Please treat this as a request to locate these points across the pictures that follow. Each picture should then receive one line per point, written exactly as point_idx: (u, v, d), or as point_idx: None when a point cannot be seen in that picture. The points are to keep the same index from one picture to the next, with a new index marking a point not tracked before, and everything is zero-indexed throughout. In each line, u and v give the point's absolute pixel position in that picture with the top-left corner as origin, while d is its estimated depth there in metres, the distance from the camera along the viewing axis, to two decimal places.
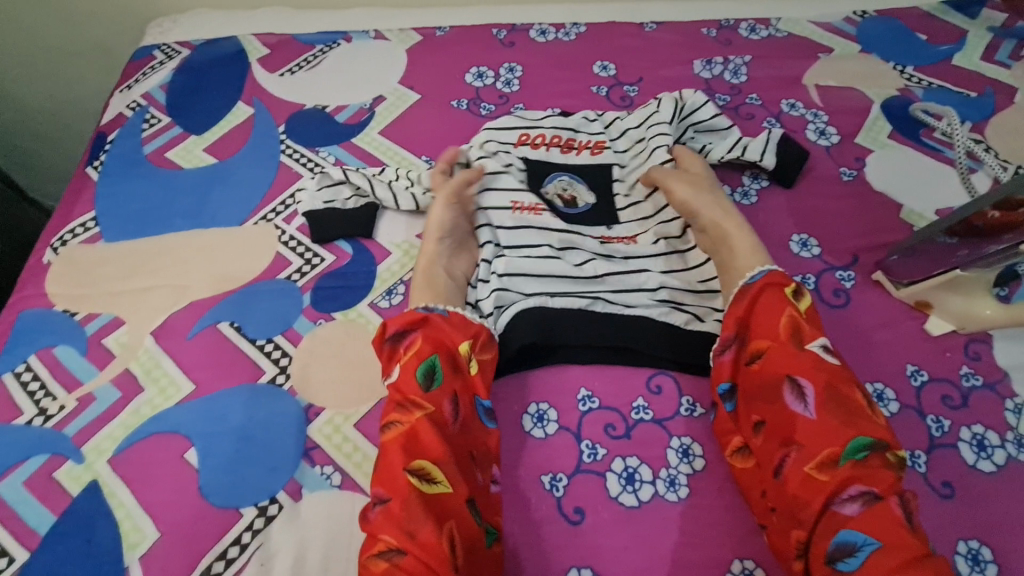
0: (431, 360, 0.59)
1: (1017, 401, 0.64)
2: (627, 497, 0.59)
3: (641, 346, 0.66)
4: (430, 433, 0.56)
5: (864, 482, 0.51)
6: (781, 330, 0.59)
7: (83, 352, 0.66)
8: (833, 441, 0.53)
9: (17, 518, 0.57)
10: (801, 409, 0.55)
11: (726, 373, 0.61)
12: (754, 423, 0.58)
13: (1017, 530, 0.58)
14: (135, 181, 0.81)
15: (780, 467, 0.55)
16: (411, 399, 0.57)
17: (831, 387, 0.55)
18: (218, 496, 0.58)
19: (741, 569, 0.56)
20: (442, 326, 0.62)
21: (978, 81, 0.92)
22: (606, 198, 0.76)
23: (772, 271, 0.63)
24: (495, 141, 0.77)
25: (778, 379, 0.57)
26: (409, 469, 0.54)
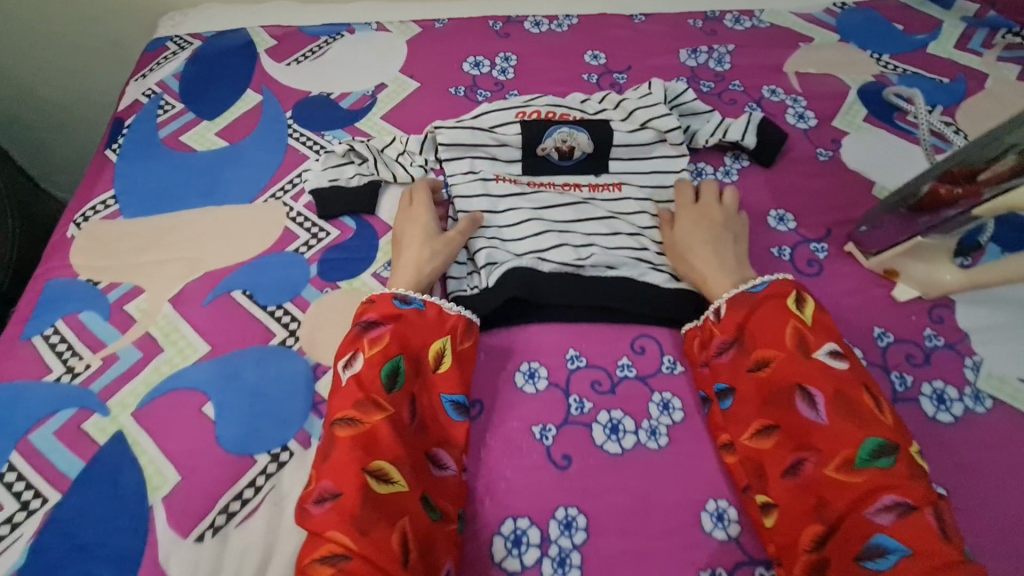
0: (396, 361, 0.60)
1: (976, 359, 0.69)
2: (611, 445, 0.63)
3: (625, 304, 0.71)
4: (390, 435, 0.56)
5: (897, 491, 0.50)
6: (787, 339, 0.59)
7: (106, 318, 0.71)
8: (849, 445, 0.53)
9: (49, 464, 0.62)
10: (813, 416, 0.56)
11: (725, 373, 0.62)
12: (765, 427, 0.58)
13: (972, 474, 0.62)
14: (151, 162, 0.86)
15: (795, 472, 0.55)
16: (373, 399, 0.57)
17: (841, 393, 0.56)
18: (233, 444, 0.63)
19: (716, 508, 0.60)
20: (415, 320, 0.63)
21: (951, 68, 0.97)
22: (602, 151, 0.81)
23: (776, 281, 0.64)
24: (492, 113, 0.82)
25: (789, 386, 0.57)
26: (368, 469, 0.53)
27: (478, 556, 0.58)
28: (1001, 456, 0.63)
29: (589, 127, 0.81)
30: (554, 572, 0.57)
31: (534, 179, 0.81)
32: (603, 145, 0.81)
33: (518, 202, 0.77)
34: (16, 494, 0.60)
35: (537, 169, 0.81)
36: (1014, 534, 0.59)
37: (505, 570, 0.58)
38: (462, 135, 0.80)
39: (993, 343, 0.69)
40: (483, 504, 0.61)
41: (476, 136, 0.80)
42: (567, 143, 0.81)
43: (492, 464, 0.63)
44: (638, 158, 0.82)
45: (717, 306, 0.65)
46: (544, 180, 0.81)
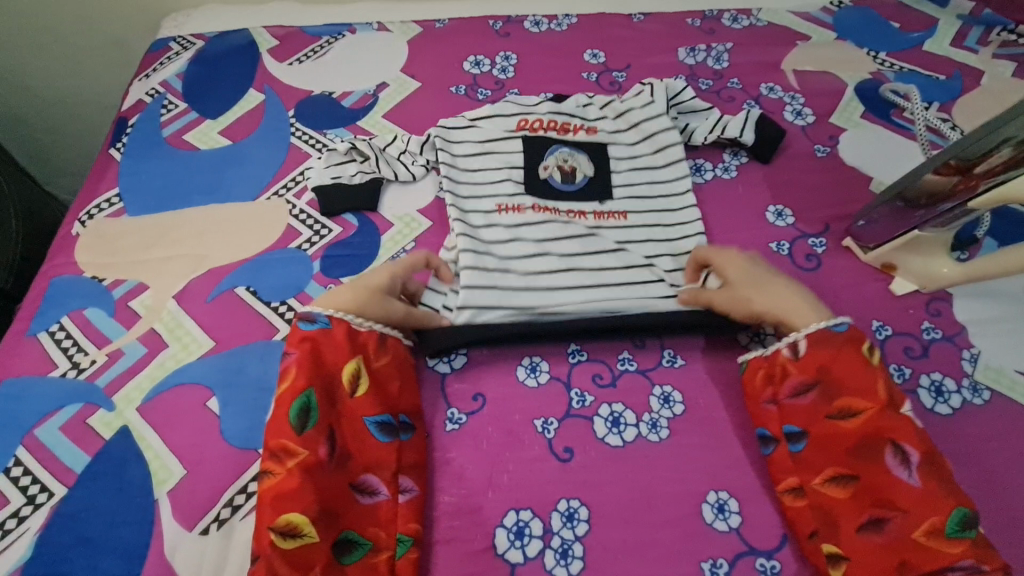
0: (306, 397, 0.58)
1: (973, 351, 0.69)
2: (612, 438, 0.64)
3: (632, 318, 0.69)
4: (299, 483, 0.54)
5: (974, 557, 0.51)
6: (880, 391, 0.58)
7: (111, 314, 0.72)
8: (936, 508, 0.53)
9: (55, 459, 0.62)
10: (904, 476, 0.55)
11: (798, 416, 0.60)
12: (847, 478, 0.57)
13: (970, 465, 0.63)
14: (155, 161, 0.86)
15: (872, 529, 0.54)
16: (285, 446, 0.56)
17: (931, 456, 0.55)
18: (239, 438, 0.64)
19: (717, 499, 0.61)
20: (324, 346, 0.61)
21: (947, 65, 0.98)
22: (604, 173, 0.80)
23: (849, 326, 0.62)
24: (495, 131, 0.83)
25: (879, 441, 0.56)
26: (274, 526, 0.53)
27: (481, 547, 0.59)
28: (999, 447, 0.64)
29: (588, 148, 0.81)
30: (556, 563, 0.58)
31: (539, 204, 0.77)
32: (604, 159, 0.81)
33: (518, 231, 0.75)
34: (22, 488, 0.61)
35: (539, 190, 0.78)
36: (1013, 525, 0.60)
37: (508, 562, 0.58)
38: (465, 157, 0.81)
39: (991, 335, 0.70)
40: (487, 497, 0.61)
41: (478, 142, 0.82)
42: (568, 163, 0.80)
43: (494, 457, 0.63)
44: (636, 159, 0.82)
45: (795, 341, 0.63)
46: (549, 205, 0.78)
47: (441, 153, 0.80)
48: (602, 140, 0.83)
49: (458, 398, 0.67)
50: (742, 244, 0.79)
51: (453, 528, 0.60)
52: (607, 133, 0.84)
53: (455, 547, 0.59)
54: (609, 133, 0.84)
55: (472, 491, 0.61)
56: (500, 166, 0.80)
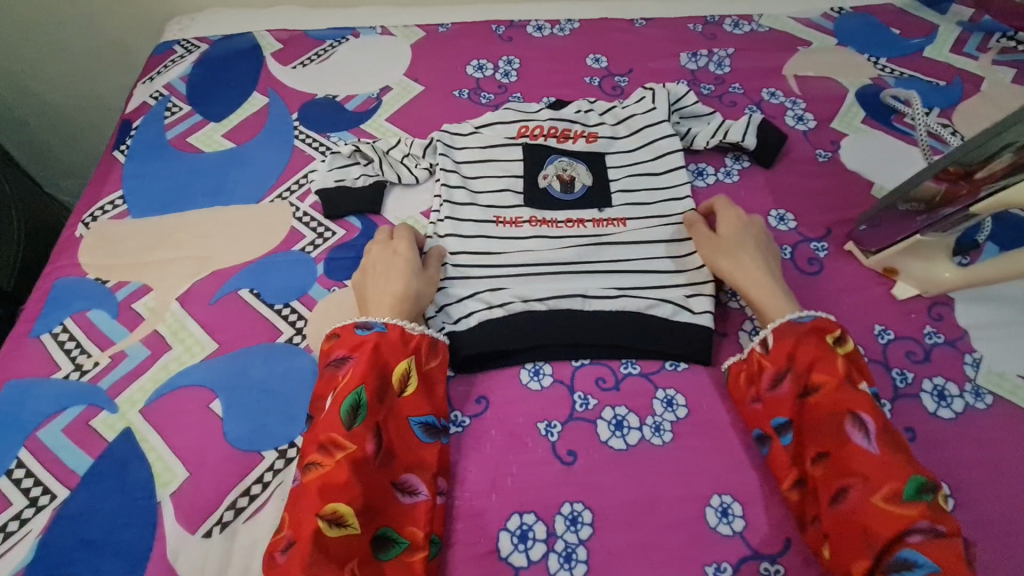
0: (358, 394, 0.57)
1: (975, 355, 0.69)
2: (615, 441, 0.64)
3: (631, 340, 0.69)
4: (347, 475, 0.53)
5: (933, 520, 0.49)
6: (839, 368, 0.58)
7: (114, 316, 0.72)
8: (895, 474, 0.52)
9: (58, 461, 0.62)
10: (863, 444, 0.54)
11: (775, 404, 0.60)
12: (813, 455, 0.57)
13: (973, 469, 0.63)
14: (159, 163, 0.87)
15: (840, 501, 0.53)
16: (334, 440, 0.55)
17: (889, 427, 0.55)
18: (242, 441, 0.63)
19: (720, 503, 0.61)
20: (381, 346, 0.61)
21: (947, 71, 0.99)
22: (602, 182, 0.80)
23: (821, 316, 0.63)
24: (497, 139, 0.83)
25: (838, 414, 0.56)
26: (321, 514, 0.51)
27: (485, 551, 0.59)
28: (1002, 451, 0.64)
29: (587, 158, 0.82)
30: (560, 567, 0.58)
31: (537, 216, 0.77)
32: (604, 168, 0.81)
33: (513, 243, 0.75)
34: (24, 490, 0.60)
35: (537, 200, 0.78)
36: (1017, 529, 0.60)
37: (512, 565, 0.58)
38: (470, 165, 0.82)
39: (992, 340, 0.70)
40: (490, 500, 0.61)
41: (478, 147, 0.83)
42: (568, 173, 0.80)
43: (497, 461, 0.63)
44: (635, 164, 0.82)
45: (764, 337, 0.64)
46: (548, 216, 0.77)
47: (442, 157, 0.81)
48: (601, 147, 0.83)
49: (462, 402, 0.67)
50: None
51: (457, 531, 0.60)
52: (607, 140, 0.84)
53: (459, 550, 0.59)
54: (610, 139, 0.84)
55: (475, 495, 0.61)
56: (499, 172, 0.80)
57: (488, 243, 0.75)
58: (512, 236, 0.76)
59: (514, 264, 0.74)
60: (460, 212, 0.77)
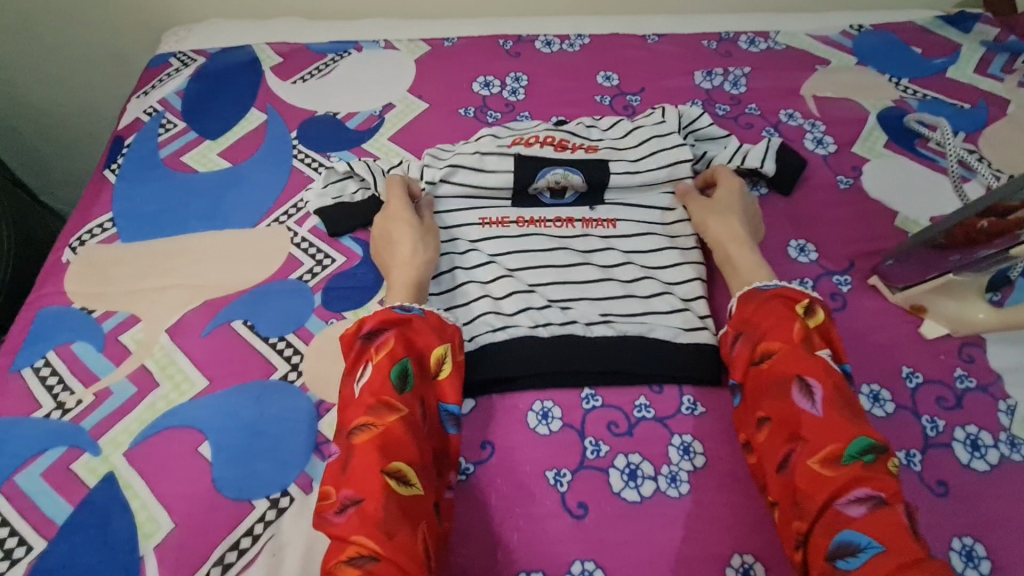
0: (405, 363, 0.57)
1: (1010, 402, 0.65)
2: (629, 492, 0.60)
3: (632, 361, 0.67)
4: (406, 435, 0.53)
5: (871, 485, 0.48)
6: (793, 332, 0.58)
7: (100, 349, 0.68)
8: (837, 436, 0.51)
9: (35, 508, 0.58)
10: (807, 408, 0.54)
11: (737, 368, 0.61)
12: (760, 419, 0.57)
13: (1010, 527, 0.59)
14: (151, 183, 0.83)
15: (784, 464, 0.53)
16: (385, 402, 0.54)
17: (839, 389, 0.54)
18: (231, 488, 0.60)
19: (741, 563, 0.57)
20: (416, 327, 0.60)
21: (972, 93, 0.95)
22: (596, 190, 0.78)
23: (786, 287, 0.63)
24: (488, 148, 0.78)
25: (785, 377, 0.56)
26: (386, 470, 0.50)
27: None
28: None
29: (585, 167, 0.77)
30: None
31: (524, 216, 0.77)
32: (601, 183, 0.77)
33: (504, 257, 0.74)
34: None
35: (526, 205, 0.77)
36: None
37: None
38: (456, 174, 0.76)
39: None
40: (496, 555, 0.57)
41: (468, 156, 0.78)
42: (560, 183, 0.77)
43: (502, 513, 0.59)
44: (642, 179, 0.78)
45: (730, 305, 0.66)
46: (535, 215, 0.77)
47: (430, 169, 0.77)
48: (603, 159, 0.79)
49: (465, 445, 0.63)
50: None
51: None
52: (608, 153, 0.79)
53: None
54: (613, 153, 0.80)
55: (479, 550, 0.57)
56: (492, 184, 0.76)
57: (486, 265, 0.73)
58: (501, 241, 0.75)
59: (511, 277, 0.72)
60: (451, 232, 0.75)
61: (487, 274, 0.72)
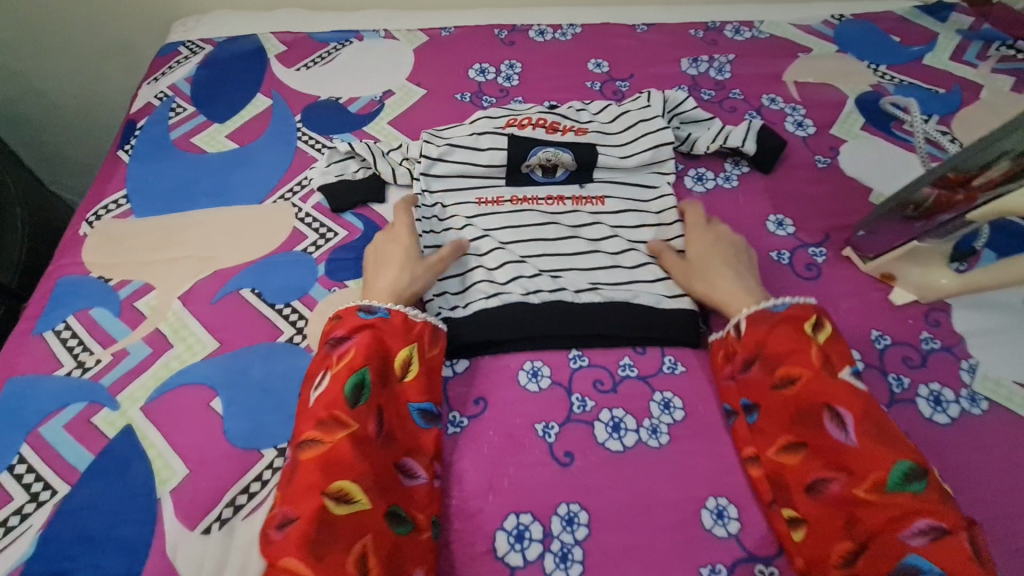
0: (362, 374, 0.58)
1: (972, 361, 0.70)
2: (612, 443, 0.64)
3: (617, 326, 0.71)
4: (353, 453, 0.54)
5: (929, 516, 0.49)
6: (812, 358, 0.59)
7: (117, 314, 0.73)
8: (880, 465, 0.53)
9: (59, 457, 0.63)
10: (842, 438, 0.55)
11: (752, 390, 0.62)
12: (787, 445, 0.58)
13: (968, 474, 0.63)
14: (163, 163, 0.87)
15: (819, 488, 0.55)
16: (336, 416, 0.56)
17: (871, 415, 0.55)
18: (241, 439, 0.64)
19: (716, 505, 0.61)
20: (383, 329, 0.62)
21: (947, 78, 0.99)
22: (585, 169, 0.82)
23: (795, 304, 0.63)
24: (483, 129, 0.83)
25: (816, 407, 0.57)
26: (325, 491, 0.51)
27: (481, 550, 0.59)
28: (997, 457, 0.64)
29: (574, 147, 0.82)
30: (556, 567, 0.58)
31: (518, 195, 0.81)
32: (590, 163, 0.82)
33: (497, 231, 0.78)
34: (25, 485, 0.61)
35: (520, 183, 0.81)
36: (1012, 535, 0.60)
37: (508, 565, 0.58)
38: (454, 153, 0.81)
39: (989, 346, 0.71)
40: (488, 499, 0.61)
41: (465, 135, 0.82)
42: (551, 162, 0.81)
43: (494, 462, 0.63)
44: (627, 157, 0.82)
45: (737, 321, 0.65)
46: (528, 193, 0.81)
47: (428, 146, 0.81)
48: (592, 140, 0.83)
49: (460, 401, 0.67)
50: None
51: (454, 531, 0.60)
52: (596, 134, 0.84)
53: (456, 549, 0.59)
54: (601, 134, 0.84)
55: (472, 494, 0.62)
56: (486, 160, 0.80)
57: (480, 239, 0.77)
58: (495, 216, 0.79)
59: (503, 249, 0.76)
60: (448, 209, 0.79)
61: (481, 246, 0.76)
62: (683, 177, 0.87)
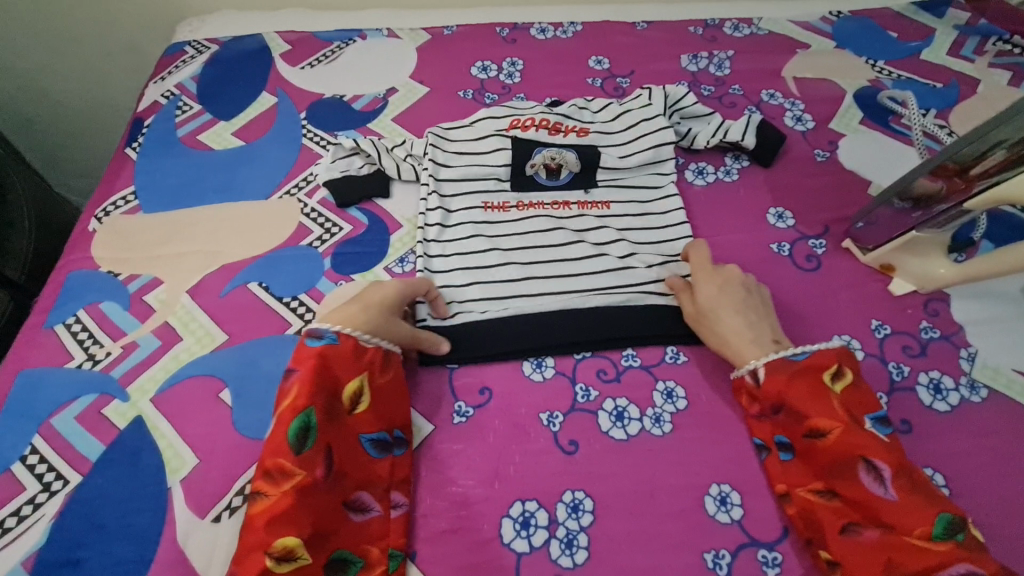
0: (306, 416, 0.58)
1: (971, 350, 0.71)
2: (616, 431, 0.65)
3: (619, 327, 0.71)
4: (296, 503, 0.54)
5: (969, 562, 0.50)
6: (838, 410, 0.59)
7: (126, 307, 0.74)
8: (918, 517, 0.52)
9: (70, 447, 0.64)
10: (879, 492, 0.54)
11: (784, 431, 0.61)
12: (820, 490, 0.58)
13: (969, 462, 0.64)
14: (170, 160, 0.88)
15: (854, 532, 0.55)
16: (281, 467, 0.55)
17: (904, 466, 0.55)
18: (250, 429, 0.65)
19: (719, 492, 0.62)
20: (331, 358, 0.61)
21: (945, 73, 1.00)
22: (588, 170, 0.83)
23: (835, 347, 0.63)
24: (487, 131, 0.84)
25: (850, 458, 0.56)
26: (269, 551, 0.52)
27: (487, 537, 0.60)
28: (996, 443, 0.65)
29: (577, 148, 0.83)
30: (561, 553, 0.59)
31: (523, 200, 0.81)
32: (593, 164, 0.83)
33: (502, 236, 0.78)
34: (38, 475, 0.62)
35: (524, 186, 0.82)
36: (1011, 520, 0.61)
37: (514, 551, 0.59)
38: (460, 158, 0.83)
39: (988, 335, 0.72)
40: (493, 487, 0.62)
41: (469, 138, 0.84)
42: (554, 162, 0.82)
43: (499, 451, 0.64)
44: (627, 158, 0.83)
45: (754, 368, 0.64)
46: (534, 198, 0.81)
47: (434, 149, 0.83)
48: (594, 141, 0.84)
49: (465, 392, 0.68)
50: (743, 247, 0.80)
51: (459, 518, 0.61)
52: (598, 134, 0.85)
53: (462, 537, 0.60)
54: (602, 133, 0.85)
55: (478, 482, 0.63)
56: (490, 163, 0.82)
57: (485, 244, 0.77)
58: (501, 222, 0.79)
59: (506, 254, 0.76)
60: (452, 212, 0.80)
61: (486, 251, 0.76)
62: (684, 170, 0.88)
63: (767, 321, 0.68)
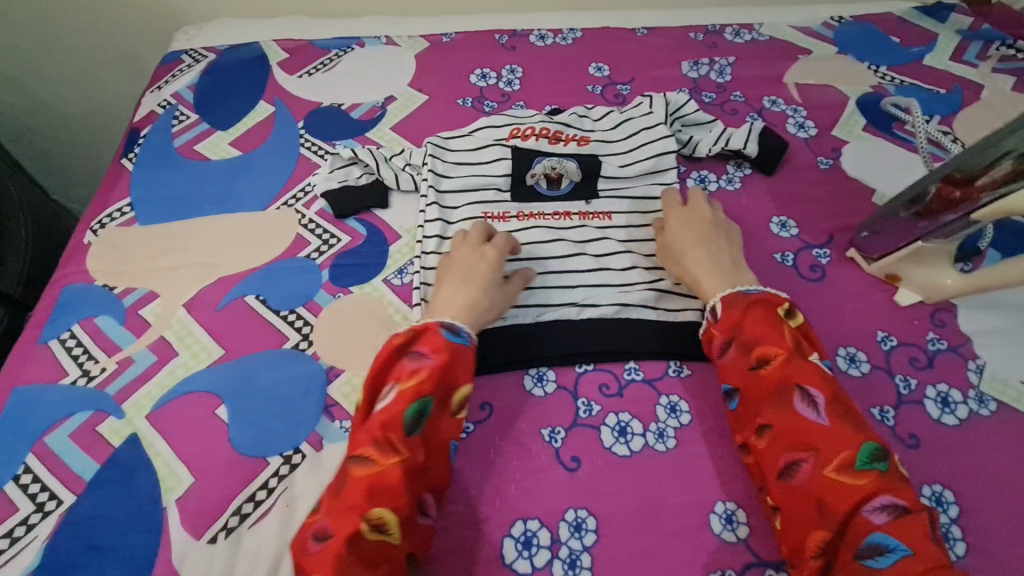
0: (425, 403, 0.56)
1: (979, 362, 0.70)
2: (619, 447, 0.64)
3: (620, 340, 0.70)
4: (399, 483, 0.52)
5: (890, 493, 0.50)
6: (787, 338, 0.59)
7: (122, 322, 0.73)
8: (846, 444, 0.53)
9: (64, 466, 0.63)
10: (813, 417, 0.55)
11: (731, 374, 0.61)
12: (760, 425, 0.58)
13: (979, 476, 0.63)
14: (166, 170, 0.88)
15: (791, 471, 0.54)
16: (390, 440, 0.54)
17: (839, 398, 0.56)
18: (247, 446, 0.64)
19: (724, 510, 0.61)
20: (459, 357, 0.60)
21: (948, 78, 1.00)
22: (589, 180, 0.82)
23: (767, 290, 0.63)
24: (487, 141, 0.83)
25: (790, 387, 0.57)
26: (366, 517, 0.50)
27: (488, 558, 0.59)
28: (1006, 458, 0.64)
29: (578, 156, 0.82)
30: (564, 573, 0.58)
31: (523, 210, 0.80)
32: (594, 174, 0.82)
33: None
34: (31, 495, 0.61)
35: (525, 196, 0.80)
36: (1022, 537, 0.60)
37: (516, 571, 0.58)
38: (460, 167, 0.82)
39: (995, 346, 0.71)
40: (494, 506, 0.61)
41: (468, 147, 0.84)
42: (555, 172, 0.81)
43: (499, 468, 0.63)
44: (628, 167, 0.83)
45: (714, 304, 0.65)
46: (535, 209, 0.80)
47: (434, 158, 0.82)
48: (594, 150, 0.83)
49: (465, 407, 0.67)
50: (747, 257, 0.79)
51: (461, 537, 0.60)
52: (599, 143, 0.84)
53: (463, 557, 0.59)
54: (603, 142, 0.84)
55: (479, 500, 0.61)
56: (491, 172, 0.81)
57: None
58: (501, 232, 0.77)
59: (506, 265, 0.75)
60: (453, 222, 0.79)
61: None
62: (686, 179, 0.87)
63: (736, 260, 0.70)
